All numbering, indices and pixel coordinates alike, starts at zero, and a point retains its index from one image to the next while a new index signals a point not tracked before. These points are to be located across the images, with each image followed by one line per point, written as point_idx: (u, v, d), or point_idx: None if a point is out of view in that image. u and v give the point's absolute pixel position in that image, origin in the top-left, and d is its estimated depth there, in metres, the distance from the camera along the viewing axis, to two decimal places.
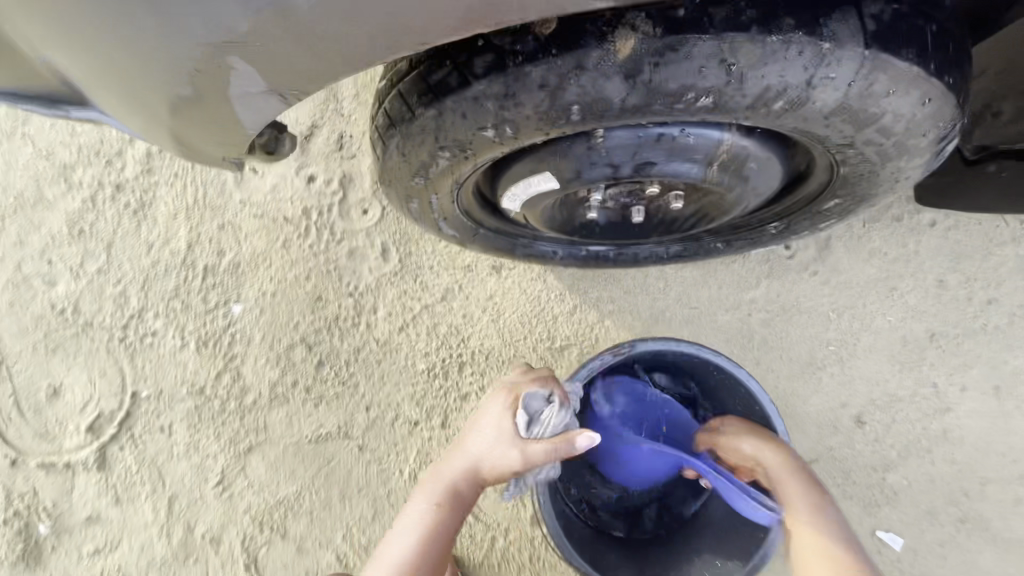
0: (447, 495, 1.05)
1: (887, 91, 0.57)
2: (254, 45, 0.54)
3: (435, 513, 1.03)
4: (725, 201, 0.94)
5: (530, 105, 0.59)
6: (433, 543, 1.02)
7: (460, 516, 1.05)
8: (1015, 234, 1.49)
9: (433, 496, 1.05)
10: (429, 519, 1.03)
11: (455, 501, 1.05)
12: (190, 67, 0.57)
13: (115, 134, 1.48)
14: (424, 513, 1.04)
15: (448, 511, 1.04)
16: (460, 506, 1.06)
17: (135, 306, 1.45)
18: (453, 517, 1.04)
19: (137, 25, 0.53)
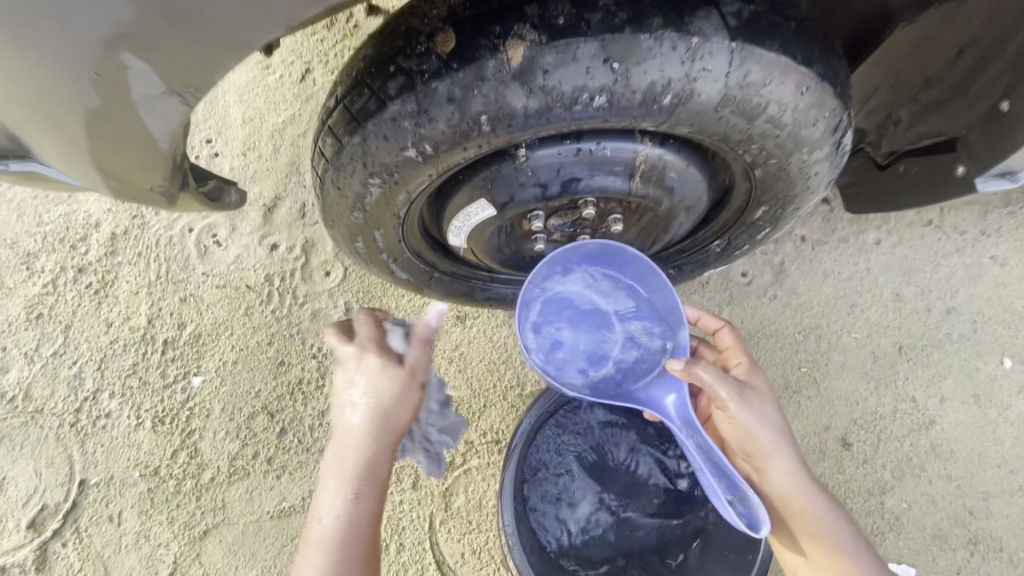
0: (359, 467, 0.82)
1: (763, 81, 0.63)
2: (146, 43, 0.55)
3: (350, 491, 0.82)
4: (661, 219, 0.96)
5: (441, 119, 0.64)
6: (362, 525, 0.82)
7: (381, 485, 0.85)
8: (958, 245, 1.54)
9: (339, 473, 0.82)
10: (347, 500, 0.82)
11: (373, 475, 0.83)
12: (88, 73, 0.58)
13: (80, 219, 1.51)
14: (339, 500, 0.82)
15: (364, 480, 0.83)
16: (380, 474, 0.84)
17: (89, 388, 1.40)
18: (374, 494, 0.84)
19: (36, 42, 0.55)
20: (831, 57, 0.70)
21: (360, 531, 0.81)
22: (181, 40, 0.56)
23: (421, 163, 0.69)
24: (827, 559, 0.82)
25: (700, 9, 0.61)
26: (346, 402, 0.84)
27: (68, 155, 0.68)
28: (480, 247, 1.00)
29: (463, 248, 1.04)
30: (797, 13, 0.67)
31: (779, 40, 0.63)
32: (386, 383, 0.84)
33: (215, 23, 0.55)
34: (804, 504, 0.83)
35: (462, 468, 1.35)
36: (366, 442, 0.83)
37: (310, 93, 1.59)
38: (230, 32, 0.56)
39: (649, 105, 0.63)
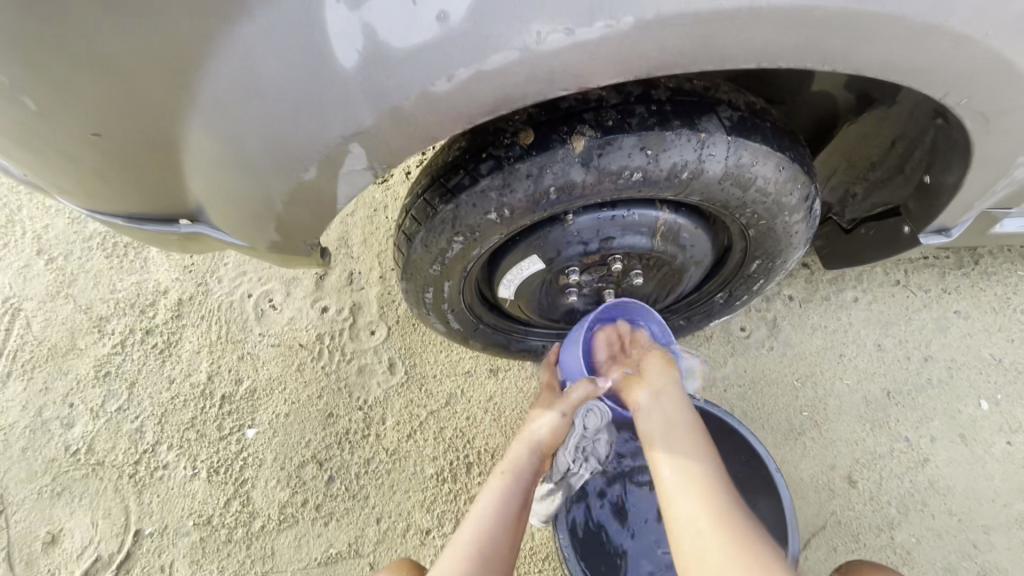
0: (518, 467, 1.09)
1: (753, 162, 0.88)
2: (369, 137, 0.66)
3: (507, 482, 1.06)
4: (675, 272, 1.18)
5: (520, 190, 0.87)
6: (508, 511, 1.02)
7: (526, 495, 1.07)
8: (925, 301, 1.78)
9: (503, 467, 1.09)
10: (504, 489, 1.05)
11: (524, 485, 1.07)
12: (315, 157, 0.67)
13: (150, 286, 1.69)
14: (498, 483, 1.06)
15: (520, 478, 1.07)
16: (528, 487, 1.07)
17: (150, 440, 1.51)
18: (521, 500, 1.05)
19: (284, 130, 0.65)
20: (798, 147, 0.95)
21: (503, 513, 1.02)
22: (396, 136, 0.66)
23: (498, 223, 0.92)
24: (715, 522, 0.85)
25: (706, 114, 0.86)
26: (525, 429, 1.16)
27: (242, 212, 0.77)
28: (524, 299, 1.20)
29: (508, 301, 1.23)
30: (772, 116, 0.93)
31: (761, 135, 0.88)
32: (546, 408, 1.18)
33: (426, 125, 0.66)
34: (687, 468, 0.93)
35: None
36: (526, 450, 1.12)
37: None
38: (434, 132, 0.67)
39: (672, 178, 0.87)
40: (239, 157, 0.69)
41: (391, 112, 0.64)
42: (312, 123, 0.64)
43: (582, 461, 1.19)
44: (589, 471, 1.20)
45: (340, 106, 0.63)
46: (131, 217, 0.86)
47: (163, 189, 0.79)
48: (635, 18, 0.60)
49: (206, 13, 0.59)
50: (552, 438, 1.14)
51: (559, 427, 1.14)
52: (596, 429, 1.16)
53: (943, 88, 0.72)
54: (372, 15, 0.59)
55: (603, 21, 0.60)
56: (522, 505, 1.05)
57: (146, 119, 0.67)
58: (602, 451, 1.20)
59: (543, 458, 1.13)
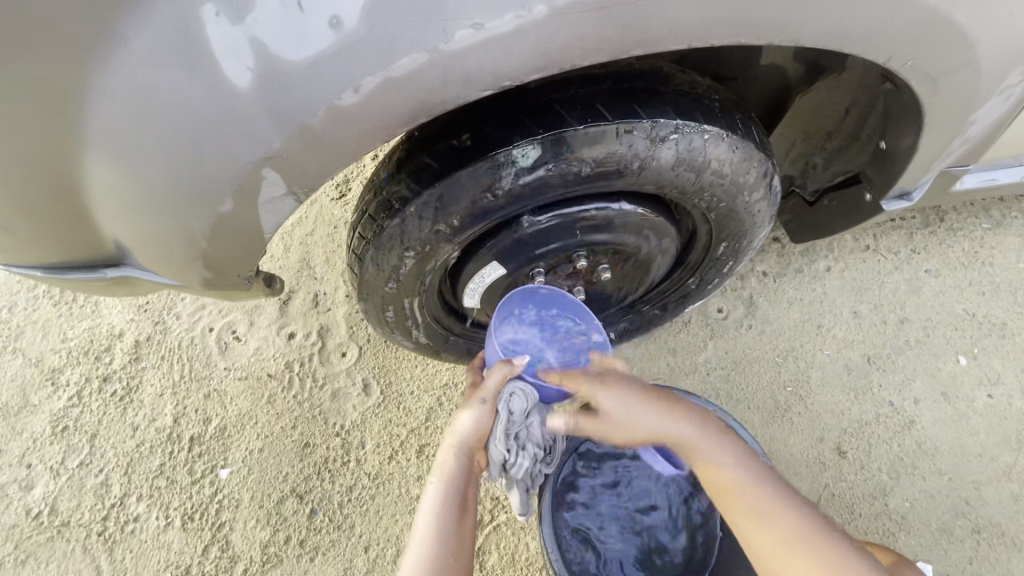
0: (446, 478, 0.87)
1: (705, 144, 0.86)
2: (283, 159, 0.61)
3: (438, 503, 0.86)
4: (641, 263, 1.16)
5: (466, 199, 0.84)
6: (446, 535, 0.84)
7: (466, 508, 0.88)
8: (896, 264, 1.78)
9: (432, 482, 0.89)
10: (436, 513, 0.86)
11: (463, 500, 0.88)
12: (231, 185, 0.62)
13: (104, 331, 1.60)
14: (428, 508, 0.86)
15: (452, 491, 0.87)
16: (466, 499, 0.88)
17: (117, 493, 1.43)
18: (462, 516, 0.87)
19: (190, 158, 0.60)
20: (750, 125, 0.93)
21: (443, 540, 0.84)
22: (312, 155, 0.62)
23: (451, 234, 0.89)
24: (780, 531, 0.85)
25: (650, 99, 0.84)
26: (450, 428, 0.92)
27: (166, 248, 0.71)
28: (493, 305, 1.17)
29: (475, 308, 1.18)
30: (718, 95, 0.90)
31: (706, 115, 0.86)
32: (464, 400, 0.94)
33: (343, 142, 0.62)
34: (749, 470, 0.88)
35: (492, 525, 1.39)
36: (453, 455, 0.89)
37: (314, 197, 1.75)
38: (350, 147, 0.62)
39: (623, 169, 0.85)
40: (146, 193, 0.63)
41: (301, 131, 0.59)
42: (220, 148, 0.59)
43: (520, 450, 0.92)
44: (532, 459, 0.93)
45: (246, 126, 0.58)
46: (46, 268, 0.80)
47: (74, 237, 0.73)
48: (546, 7, 0.57)
49: (82, 39, 0.54)
50: (480, 432, 0.90)
51: (487, 420, 0.91)
52: (524, 410, 0.90)
53: (884, 53, 0.70)
54: (258, 28, 0.54)
55: (511, 13, 0.56)
56: (462, 519, 0.86)
57: (41, 158, 0.62)
58: (541, 433, 0.93)
59: (475, 456, 0.90)
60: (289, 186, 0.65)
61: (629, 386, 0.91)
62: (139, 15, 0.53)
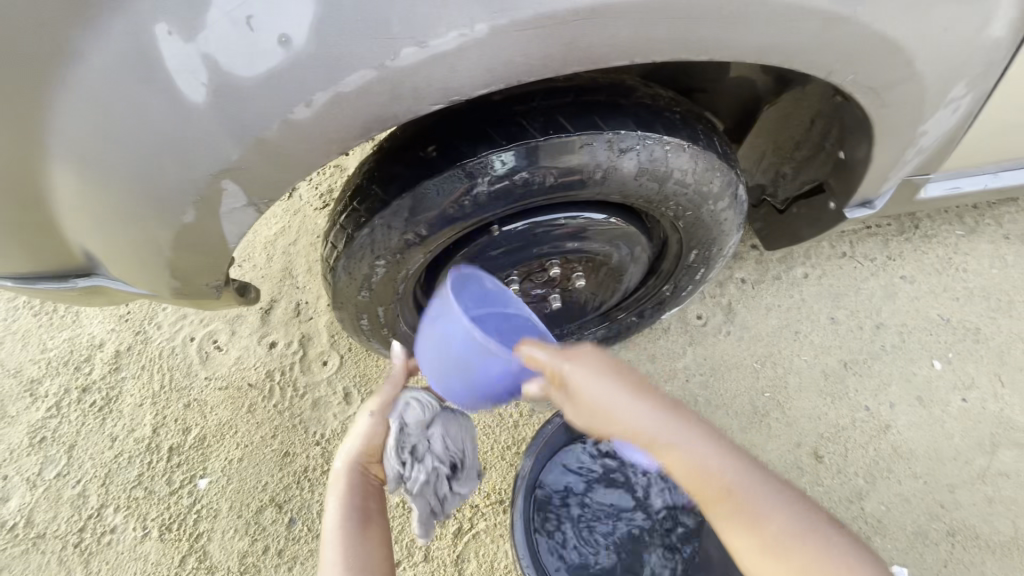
0: (341, 495, 0.89)
1: (666, 154, 0.88)
2: (241, 170, 0.63)
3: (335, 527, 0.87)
4: (614, 270, 1.18)
5: (433, 209, 0.86)
6: (349, 553, 0.84)
7: (366, 520, 0.88)
8: (872, 270, 1.81)
9: (330, 503, 0.90)
10: (337, 531, 0.86)
11: (364, 515, 0.89)
12: (192, 196, 0.63)
13: (84, 341, 1.60)
14: (330, 531, 0.87)
15: (349, 507, 0.88)
16: (366, 513, 0.89)
17: (94, 505, 1.43)
18: (366, 531, 0.88)
19: (149, 169, 0.61)
20: (712, 136, 0.95)
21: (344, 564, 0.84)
22: (270, 167, 0.63)
23: (419, 243, 0.91)
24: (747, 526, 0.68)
25: (612, 112, 0.86)
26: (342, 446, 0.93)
27: (133, 259, 0.73)
28: None
29: None
30: (679, 107, 0.93)
31: (667, 126, 0.88)
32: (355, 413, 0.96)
33: (300, 153, 0.63)
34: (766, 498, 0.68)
35: (472, 533, 1.39)
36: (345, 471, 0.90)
37: (297, 207, 1.76)
38: (307, 158, 0.64)
39: (586, 179, 0.87)
40: (108, 204, 0.65)
41: (258, 143, 0.61)
42: (178, 159, 0.61)
43: (416, 464, 0.90)
44: (428, 473, 0.91)
45: (203, 139, 0.60)
46: (17, 279, 0.81)
47: (43, 248, 0.74)
48: (489, 25, 0.59)
49: (40, 56, 0.55)
50: (372, 442, 0.92)
51: (375, 426, 0.92)
52: (419, 422, 0.91)
53: (826, 67, 0.72)
54: (210, 45, 0.55)
55: (456, 31, 0.58)
56: (365, 530, 0.87)
57: (5, 171, 0.64)
58: (438, 446, 0.92)
59: (370, 468, 0.92)
60: (251, 197, 0.66)
61: (596, 363, 0.74)
62: (95, 33, 0.55)
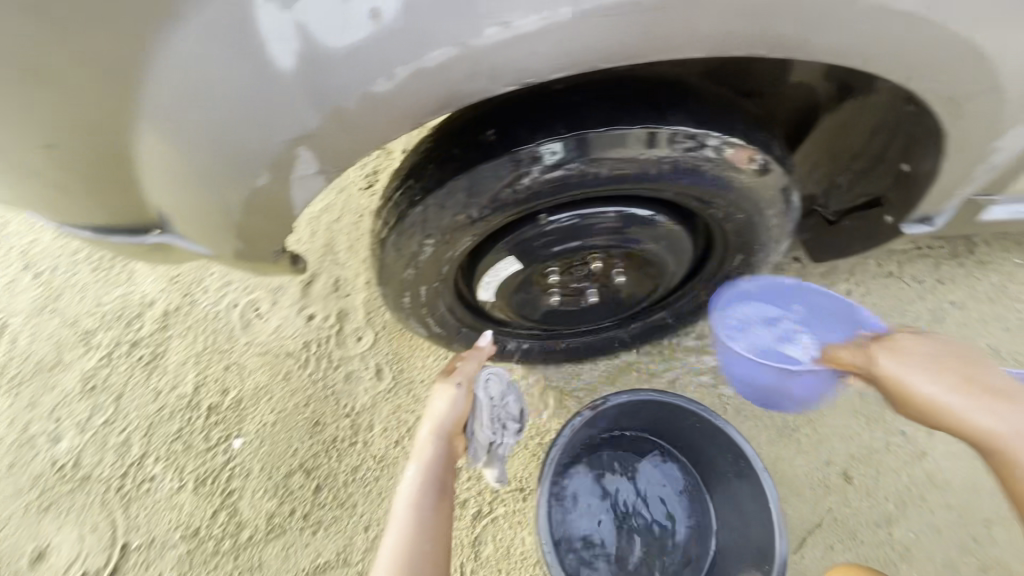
0: (427, 459, 1.02)
1: (723, 155, 0.88)
2: (318, 139, 0.67)
3: (418, 486, 0.99)
4: (655, 269, 1.18)
5: (486, 192, 0.88)
6: (425, 514, 0.96)
7: (442, 489, 1.01)
8: (919, 293, 1.74)
9: (412, 466, 1.02)
10: (415, 493, 0.98)
11: (439, 485, 1.01)
12: (270, 162, 0.68)
13: (136, 298, 1.68)
14: (409, 492, 0.99)
15: (433, 471, 1.01)
16: (443, 483, 1.01)
17: (136, 453, 1.50)
18: (439, 498, 0.99)
19: (233, 134, 0.65)
20: (770, 139, 0.94)
21: (426, 519, 0.96)
22: (344, 139, 0.68)
23: (470, 224, 0.93)
24: None
25: (673, 106, 0.86)
26: (428, 416, 1.07)
27: (203, 218, 0.77)
28: (507, 299, 1.19)
29: (490, 302, 1.21)
30: (740, 107, 0.92)
31: (727, 125, 0.88)
32: (439, 386, 1.10)
33: (373, 126, 0.67)
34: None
35: (490, 517, 1.41)
36: (433, 438, 1.04)
37: (343, 185, 1.80)
38: (379, 132, 0.68)
39: (640, 173, 0.88)
40: (189, 164, 0.69)
41: (336, 114, 0.65)
42: (261, 125, 0.65)
43: (502, 429, 1.18)
44: (512, 435, 1.20)
45: (287, 107, 0.63)
46: (91, 230, 0.86)
47: (120, 202, 0.79)
48: (572, 9, 0.60)
49: (142, 19, 0.58)
50: (456, 416, 1.07)
51: (460, 400, 1.07)
52: (501, 394, 1.17)
53: (903, 73, 0.71)
54: (305, 15, 0.58)
55: (538, 14, 0.60)
56: (440, 500, 0.99)
57: (95, 127, 0.67)
58: (514, 410, 1.21)
59: (452, 440, 1.06)
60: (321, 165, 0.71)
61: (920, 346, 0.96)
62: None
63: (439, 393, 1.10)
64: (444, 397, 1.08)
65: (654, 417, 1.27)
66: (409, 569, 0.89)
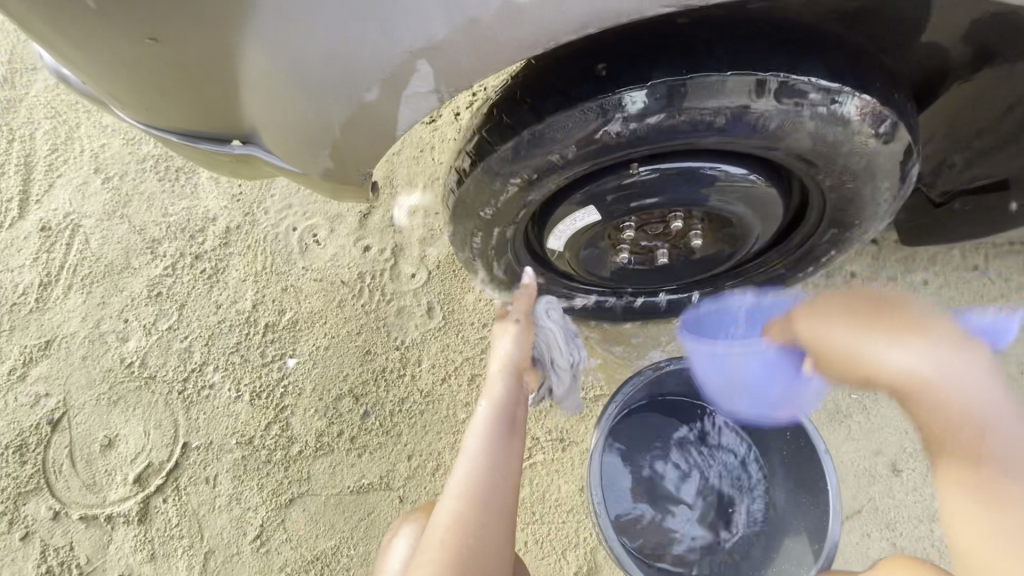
0: (497, 397, 1.02)
1: (848, 116, 0.82)
2: (442, 52, 0.63)
3: (489, 421, 1.00)
4: (736, 235, 1.12)
5: (585, 133, 0.83)
6: (496, 448, 0.98)
7: (512, 425, 1.02)
8: (1003, 291, 1.60)
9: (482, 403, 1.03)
10: (486, 427, 1.00)
11: (508, 421, 1.02)
12: (385, 73, 0.65)
13: (200, 212, 1.71)
14: (479, 426, 1.00)
15: (504, 408, 1.02)
16: (512, 419, 1.02)
17: (197, 361, 1.57)
18: (509, 434, 1.01)
19: (358, 38, 0.63)
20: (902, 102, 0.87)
21: (495, 453, 0.97)
22: (469, 54, 0.64)
23: (562, 165, 0.88)
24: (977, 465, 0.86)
25: (801, 61, 0.80)
26: (497, 355, 1.06)
27: (298, 133, 0.75)
28: (576, 252, 1.15)
29: (558, 253, 1.17)
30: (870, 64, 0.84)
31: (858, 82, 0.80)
32: (504, 326, 1.09)
33: (503, 43, 0.63)
34: (947, 381, 0.90)
35: (529, 462, 1.44)
36: (499, 375, 1.04)
37: None
38: (506, 51, 0.64)
39: (755, 127, 0.82)
40: (298, 70, 0.67)
41: (469, 24, 0.62)
42: (388, 31, 0.62)
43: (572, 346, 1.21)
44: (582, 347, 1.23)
45: (420, 13, 0.61)
46: (179, 135, 0.84)
47: (214, 107, 0.77)
48: None
49: None
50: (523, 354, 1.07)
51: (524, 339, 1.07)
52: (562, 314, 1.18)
53: None
54: None
55: None
56: (510, 434, 1.01)
57: (206, 22, 0.64)
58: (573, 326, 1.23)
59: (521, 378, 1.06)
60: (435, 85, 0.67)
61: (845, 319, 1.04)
62: None
63: (503, 332, 1.09)
64: (510, 337, 1.07)
65: (712, 384, 1.29)
66: (482, 498, 0.93)
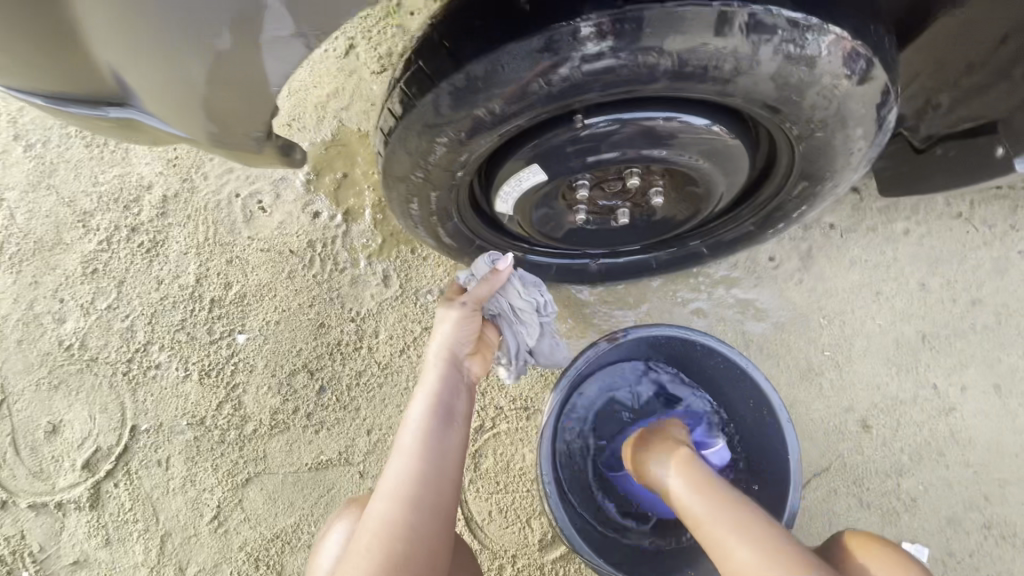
0: (433, 386, 0.96)
1: (815, 53, 0.72)
2: None
3: (424, 413, 0.93)
4: (700, 193, 1.02)
5: (515, 81, 0.72)
6: (432, 442, 0.92)
7: (452, 415, 0.95)
8: (986, 238, 1.53)
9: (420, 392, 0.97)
10: (422, 419, 0.93)
11: (447, 411, 0.95)
12: (235, 15, 0.63)
13: (133, 180, 1.58)
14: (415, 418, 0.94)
15: (441, 398, 0.95)
16: (451, 408, 0.95)
17: (141, 340, 1.49)
18: (448, 425, 0.94)
19: None
20: (878, 35, 0.77)
21: (432, 445, 0.91)
22: None
23: (492, 122, 0.77)
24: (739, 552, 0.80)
25: None
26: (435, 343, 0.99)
27: (161, 89, 0.70)
28: (527, 216, 1.05)
29: (508, 216, 1.07)
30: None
31: None
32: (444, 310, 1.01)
33: None
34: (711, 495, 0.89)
35: (492, 432, 1.40)
36: (439, 363, 0.97)
37: (353, 67, 1.59)
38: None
39: (710, 70, 0.71)
40: (142, 19, 0.62)
41: None
42: None
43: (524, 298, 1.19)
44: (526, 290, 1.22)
45: None
46: (38, 99, 0.73)
47: (68, 64, 0.66)
48: None
49: None
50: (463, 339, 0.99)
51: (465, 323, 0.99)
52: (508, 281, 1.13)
53: None
54: None
55: None
56: (449, 425, 0.94)
57: None
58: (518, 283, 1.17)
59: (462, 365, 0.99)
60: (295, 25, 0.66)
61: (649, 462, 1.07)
62: None
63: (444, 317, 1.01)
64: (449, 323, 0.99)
65: (682, 351, 1.23)
66: (416, 495, 0.88)
